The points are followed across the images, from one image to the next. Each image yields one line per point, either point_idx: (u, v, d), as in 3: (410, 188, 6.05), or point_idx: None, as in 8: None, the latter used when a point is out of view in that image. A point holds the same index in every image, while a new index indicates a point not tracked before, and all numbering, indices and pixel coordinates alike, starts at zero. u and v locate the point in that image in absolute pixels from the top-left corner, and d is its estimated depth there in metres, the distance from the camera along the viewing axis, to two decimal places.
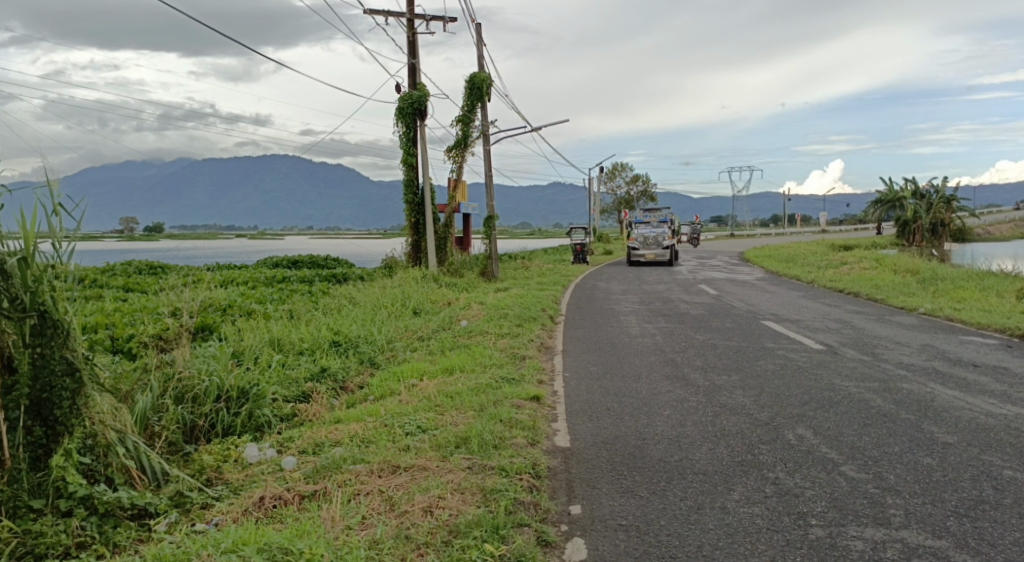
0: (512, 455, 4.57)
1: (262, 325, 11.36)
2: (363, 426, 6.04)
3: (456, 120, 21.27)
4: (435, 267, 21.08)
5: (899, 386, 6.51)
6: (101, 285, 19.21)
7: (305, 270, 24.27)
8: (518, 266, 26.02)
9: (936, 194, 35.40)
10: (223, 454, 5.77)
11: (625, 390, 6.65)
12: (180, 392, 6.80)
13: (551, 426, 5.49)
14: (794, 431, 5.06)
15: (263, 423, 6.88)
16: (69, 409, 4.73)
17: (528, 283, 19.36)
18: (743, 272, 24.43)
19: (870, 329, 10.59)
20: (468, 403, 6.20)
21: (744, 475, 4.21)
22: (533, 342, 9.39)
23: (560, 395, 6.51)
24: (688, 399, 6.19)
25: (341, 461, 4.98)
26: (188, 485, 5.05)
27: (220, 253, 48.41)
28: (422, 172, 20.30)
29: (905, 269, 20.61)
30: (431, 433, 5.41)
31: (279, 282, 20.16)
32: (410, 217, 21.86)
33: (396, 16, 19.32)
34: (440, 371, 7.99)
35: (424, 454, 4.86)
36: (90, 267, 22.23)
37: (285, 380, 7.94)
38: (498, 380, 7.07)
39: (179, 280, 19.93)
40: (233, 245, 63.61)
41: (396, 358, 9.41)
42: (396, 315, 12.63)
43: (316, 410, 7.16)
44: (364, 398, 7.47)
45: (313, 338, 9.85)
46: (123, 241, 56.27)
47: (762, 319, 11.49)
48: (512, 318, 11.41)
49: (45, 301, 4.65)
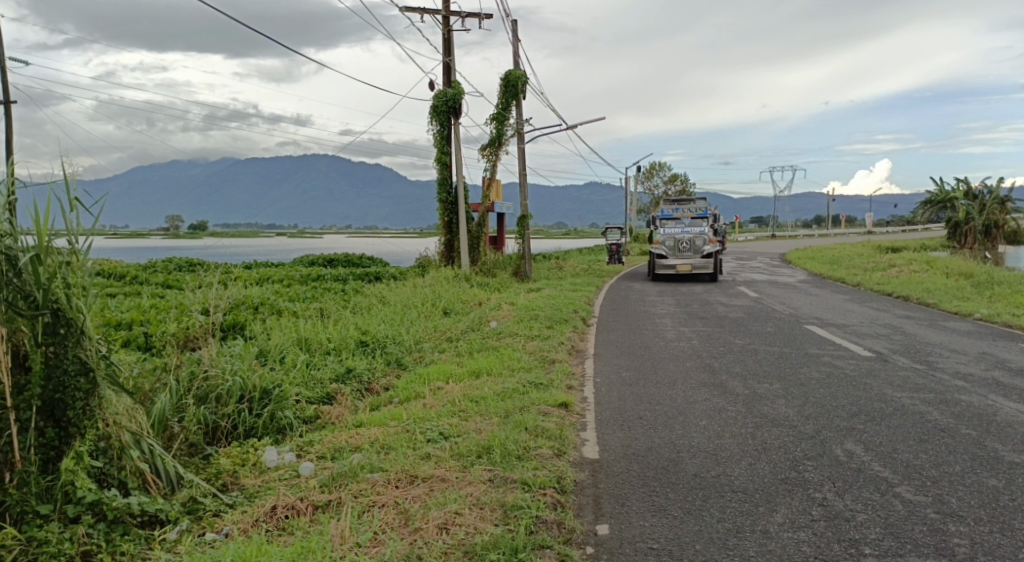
0: (536, 468, 4.28)
1: (291, 323, 11.29)
2: (385, 432, 5.82)
3: (490, 118, 21.08)
4: (467, 266, 20.91)
5: (957, 398, 6.02)
6: (139, 281, 19.52)
7: (339, 268, 24.37)
8: (551, 266, 25.71)
9: (988, 194, 33.99)
10: (240, 458, 5.66)
11: (659, 397, 6.32)
12: (204, 392, 6.71)
13: (579, 435, 5.20)
14: (843, 446, 4.66)
15: (285, 425, 6.73)
16: (81, 411, 4.65)
17: (562, 283, 19.11)
18: (783, 274, 23.72)
19: (921, 335, 10.02)
20: (493, 409, 5.93)
21: (787, 494, 3.84)
22: (564, 345, 9.09)
23: (590, 402, 6.21)
24: (726, 409, 5.83)
25: (358, 469, 4.77)
26: (201, 491, 4.95)
27: (258, 251, 49.14)
28: (455, 171, 20.18)
29: (957, 273, 19.71)
30: (453, 441, 5.16)
31: (312, 280, 20.24)
32: (443, 216, 21.74)
33: (431, 13, 19.21)
34: (467, 374, 7.74)
35: (444, 463, 4.61)
36: (130, 264, 22.65)
37: (309, 381, 7.79)
38: (525, 385, 6.79)
39: (214, 276, 20.15)
40: (272, 244, 64.57)
41: (423, 359, 9.21)
42: (426, 315, 12.46)
43: (339, 413, 6.98)
44: (388, 401, 7.29)
45: (341, 338, 9.71)
46: (167, 239, 57.67)
47: (805, 324, 11.00)
48: (543, 319, 11.12)
49: (58, 298, 4.54)
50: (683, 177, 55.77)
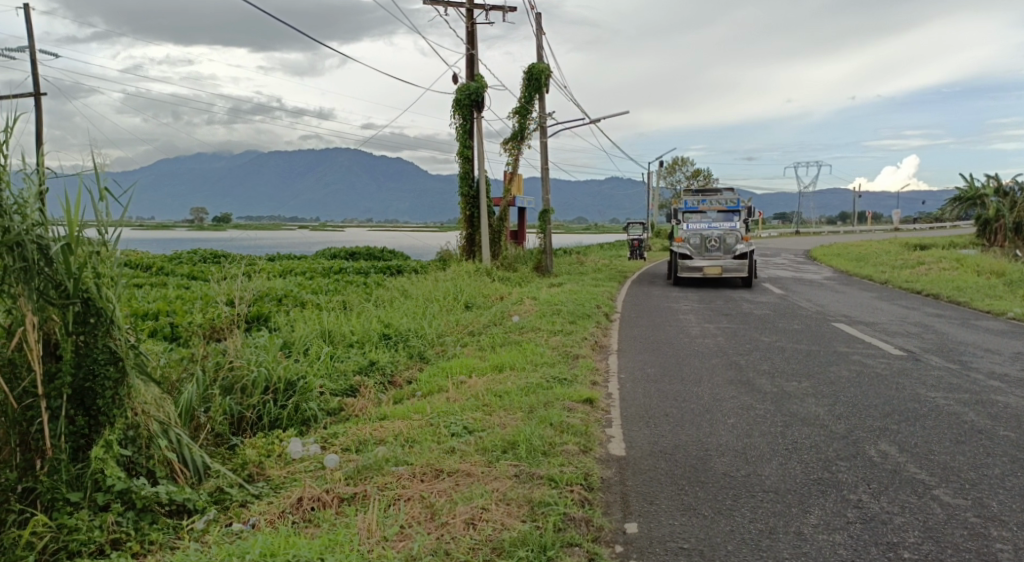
0: (562, 464, 4.23)
1: (314, 315, 11.34)
2: (409, 425, 5.81)
3: (513, 112, 21.00)
4: (489, 260, 20.86)
5: (993, 399, 5.86)
6: (165, 272, 19.76)
7: (361, 262, 24.49)
8: (573, 261, 25.62)
9: (1019, 191, 33.22)
10: (266, 449, 5.68)
11: (685, 394, 6.24)
12: (229, 383, 6.75)
13: (604, 431, 5.15)
14: (876, 446, 4.56)
15: (309, 417, 6.75)
16: (111, 399, 4.69)
17: (583, 278, 19.03)
18: (808, 271, 23.41)
19: (953, 334, 9.81)
20: (517, 404, 5.90)
21: (820, 495, 3.76)
22: (588, 340, 9.02)
23: (616, 398, 6.15)
24: (755, 407, 5.73)
25: (383, 461, 4.76)
26: (228, 481, 4.97)
27: (281, 244, 49.52)
28: (477, 165, 20.14)
29: (988, 271, 19.31)
30: (478, 435, 5.13)
31: (334, 272, 20.32)
32: (465, 210, 21.73)
33: (455, 6, 19.16)
34: (490, 368, 7.71)
35: (469, 458, 4.58)
36: (156, 255, 22.94)
37: (333, 373, 7.81)
38: (549, 380, 6.74)
39: (238, 268, 20.33)
40: (294, 237, 65.06)
41: (445, 352, 9.20)
42: (448, 309, 12.45)
43: (363, 405, 7.00)
44: (411, 394, 7.28)
45: (364, 330, 9.73)
46: (192, 231, 58.37)
47: (832, 321, 10.82)
48: (566, 314, 11.05)
49: (89, 288, 4.59)
50: (705, 172, 55.29)
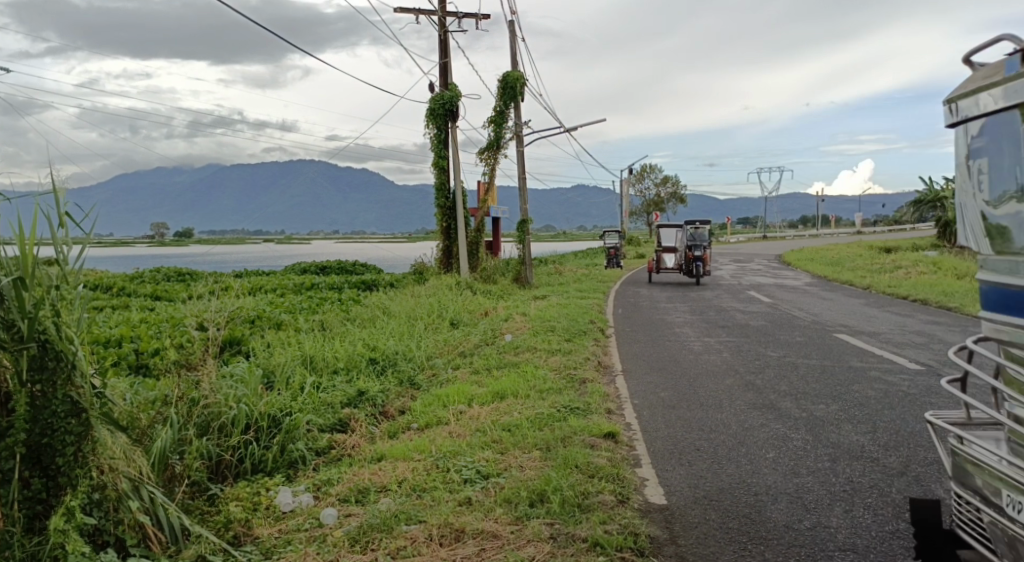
0: (604, 521, 3.75)
1: (294, 338, 10.66)
2: (413, 468, 5.21)
3: (488, 121, 20.51)
4: (467, 274, 20.29)
5: None
6: (128, 292, 18.81)
7: (335, 276, 23.73)
8: (551, 271, 25.21)
9: None
10: (252, 502, 5.05)
11: (710, 423, 5.75)
12: (206, 421, 6.05)
13: (636, 473, 4.63)
14: (942, 484, 4.10)
15: (297, 458, 6.12)
16: (72, 457, 4.03)
17: (567, 290, 18.55)
18: (787, 277, 23.21)
19: (961, 343, 9.44)
20: (532, 441, 5.37)
21: (906, 555, 3.31)
22: (590, 361, 8.50)
23: (636, 430, 5.64)
24: (792, 437, 5.23)
25: (391, 519, 4.17)
26: (211, 547, 4.32)
27: (247, 260, 48.20)
28: (454, 176, 19.61)
29: (966, 273, 19.37)
30: (496, 482, 4.59)
31: (307, 289, 19.52)
32: (442, 222, 21.17)
33: (426, 14, 18.70)
34: (490, 396, 7.15)
35: (491, 513, 4.03)
36: (118, 275, 21.90)
37: (319, 405, 7.17)
38: (560, 410, 6.22)
39: (206, 286, 19.43)
40: (261, 251, 63.56)
41: (438, 377, 8.63)
42: (434, 327, 11.85)
43: (356, 444, 6.40)
44: (407, 427, 6.71)
45: (348, 355, 9.07)
46: (155, 249, 56.73)
47: (835, 333, 10.45)
48: (561, 332, 10.50)
49: (46, 328, 3.91)
50: (675, 178, 55.94)
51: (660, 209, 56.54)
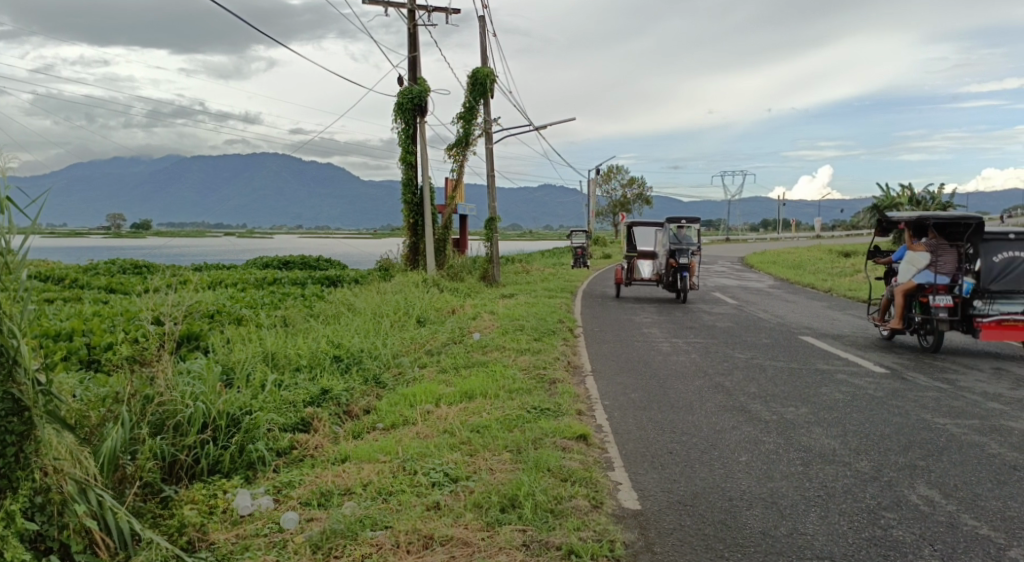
0: (578, 528, 3.65)
1: (254, 334, 10.35)
2: (378, 470, 5.03)
3: (457, 117, 20.31)
4: (434, 271, 20.06)
5: (1005, 424, 5.44)
6: (81, 284, 18.14)
7: (298, 272, 23.24)
8: (518, 270, 25.12)
9: (931, 201, 34.81)
10: (208, 506, 4.82)
11: (683, 426, 5.69)
12: (160, 420, 5.77)
13: (609, 476, 4.53)
14: (915, 489, 4.10)
15: (256, 459, 5.87)
16: (12, 458, 3.78)
17: (534, 288, 18.44)
18: (750, 279, 23.52)
19: (922, 346, 9.58)
20: (501, 443, 5.24)
21: None
22: (559, 361, 8.39)
23: (608, 433, 5.54)
24: (764, 440, 5.20)
25: (356, 524, 3.99)
26: (163, 553, 4.08)
27: (207, 254, 47.01)
28: (422, 172, 19.38)
29: None
30: (465, 486, 4.44)
31: (269, 284, 19.07)
32: (409, 219, 20.90)
33: (396, 7, 18.46)
34: (458, 396, 7.00)
35: (460, 519, 3.90)
36: (71, 267, 21.10)
37: (281, 404, 6.93)
38: (530, 411, 6.09)
39: (164, 279, 18.84)
40: (222, 244, 62.21)
41: (404, 376, 8.44)
42: (400, 325, 11.63)
43: (319, 444, 6.19)
44: (372, 427, 6.53)
45: (311, 352, 8.82)
46: (111, 242, 55.07)
47: (801, 335, 10.53)
48: (530, 331, 10.39)
49: None
50: (641, 179, 56.49)
51: (626, 210, 56.99)
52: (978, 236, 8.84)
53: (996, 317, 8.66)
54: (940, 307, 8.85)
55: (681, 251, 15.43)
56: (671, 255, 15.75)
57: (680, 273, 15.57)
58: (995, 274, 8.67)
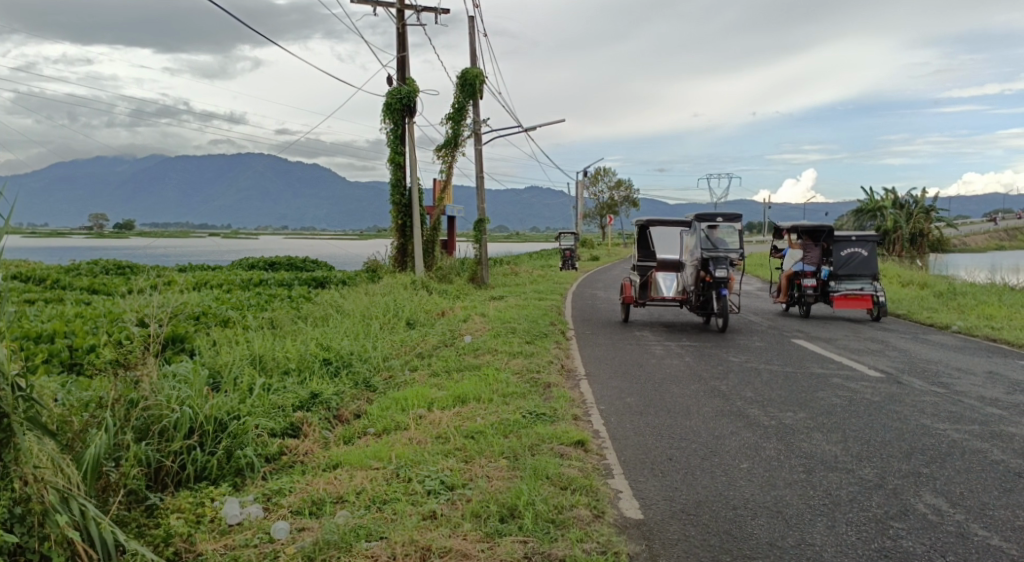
0: (580, 540, 3.56)
1: (241, 337, 10.14)
2: (371, 477, 4.90)
3: (446, 117, 20.17)
4: (423, 272, 19.90)
5: (1005, 430, 5.41)
6: (63, 285, 17.79)
7: (284, 273, 22.96)
8: (506, 272, 25.02)
9: (914, 204, 35.22)
10: (195, 515, 4.67)
11: (681, 431, 5.61)
12: (145, 425, 5.60)
13: (608, 484, 4.43)
14: (921, 498, 4.06)
15: (244, 465, 5.71)
16: None
17: (523, 290, 18.35)
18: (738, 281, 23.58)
19: (914, 350, 9.57)
20: (497, 449, 5.12)
21: None
22: (552, 364, 8.29)
23: (606, 438, 5.45)
24: (764, 446, 5.13)
25: (350, 535, 3.86)
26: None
27: (190, 255, 46.42)
28: (410, 172, 19.22)
29: (910, 281, 19.96)
30: (462, 494, 4.32)
31: (255, 285, 18.81)
32: (397, 220, 20.73)
33: (384, 6, 18.30)
34: (451, 400, 6.88)
35: (458, 529, 3.79)
36: (52, 267, 20.70)
37: (269, 408, 6.77)
38: (525, 416, 5.99)
39: (148, 280, 18.51)
40: (206, 245, 61.50)
41: (394, 379, 8.31)
42: (389, 327, 11.49)
43: (308, 450, 6.04)
44: (363, 432, 6.40)
45: (300, 354, 8.65)
46: (92, 241, 54.25)
47: (793, 338, 10.51)
48: (521, 334, 10.28)
49: None
50: (629, 181, 56.68)
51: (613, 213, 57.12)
52: (830, 239, 13.51)
53: (843, 292, 13.28)
54: (808, 286, 13.55)
55: (717, 258, 11.06)
56: (702, 265, 11.35)
57: (716, 290, 11.11)
58: (842, 264, 13.34)
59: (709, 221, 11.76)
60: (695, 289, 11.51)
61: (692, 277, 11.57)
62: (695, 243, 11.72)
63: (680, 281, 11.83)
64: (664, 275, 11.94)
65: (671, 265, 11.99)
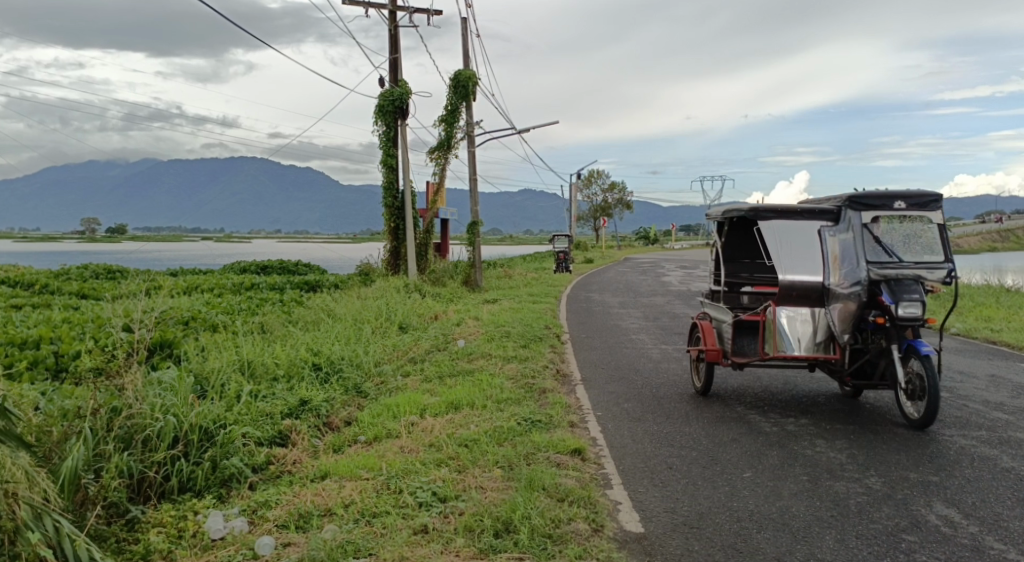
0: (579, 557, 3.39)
1: (230, 342, 9.94)
2: (361, 489, 4.72)
3: (439, 120, 20.00)
4: (416, 275, 19.71)
5: (1014, 437, 5.26)
6: (51, 290, 17.53)
7: (276, 277, 22.74)
8: (500, 275, 24.83)
9: None
10: (176, 529, 4.47)
11: (682, 438, 5.45)
12: (128, 434, 5.38)
13: (607, 495, 4.27)
14: (932, 509, 3.92)
15: (231, 475, 5.51)
16: None
17: (517, 293, 18.19)
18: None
19: None
20: (492, 458, 4.95)
21: None
22: (547, 369, 8.11)
23: (604, 446, 5.28)
24: (768, 454, 4.97)
25: (337, 551, 3.69)
26: None
27: (182, 258, 46.09)
28: (403, 175, 19.04)
29: None
30: (455, 507, 4.15)
31: (247, 289, 18.57)
32: (390, 223, 20.54)
33: (376, 7, 18.14)
34: (444, 407, 6.70)
35: (450, 546, 3.61)
36: (41, 272, 20.44)
37: (257, 416, 6.57)
38: (521, 423, 5.82)
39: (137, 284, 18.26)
40: (198, 249, 61.06)
41: (386, 385, 8.12)
42: (382, 331, 11.30)
43: (297, 459, 5.85)
44: (353, 440, 6.21)
45: (289, 360, 8.46)
46: (83, 245, 53.80)
47: None
48: (517, 338, 10.10)
49: None
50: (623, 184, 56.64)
51: (608, 215, 57.02)
52: None
53: None
54: None
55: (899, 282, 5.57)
56: (867, 295, 5.75)
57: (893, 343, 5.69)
58: None
59: (874, 207, 5.97)
60: (848, 340, 5.89)
61: (844, 316, 5.89)
62: (851, 251, 5.96)
63: (815, 324, 6.17)
64: (788, 314, 6.21)
65: (803, 292, 6.18)
